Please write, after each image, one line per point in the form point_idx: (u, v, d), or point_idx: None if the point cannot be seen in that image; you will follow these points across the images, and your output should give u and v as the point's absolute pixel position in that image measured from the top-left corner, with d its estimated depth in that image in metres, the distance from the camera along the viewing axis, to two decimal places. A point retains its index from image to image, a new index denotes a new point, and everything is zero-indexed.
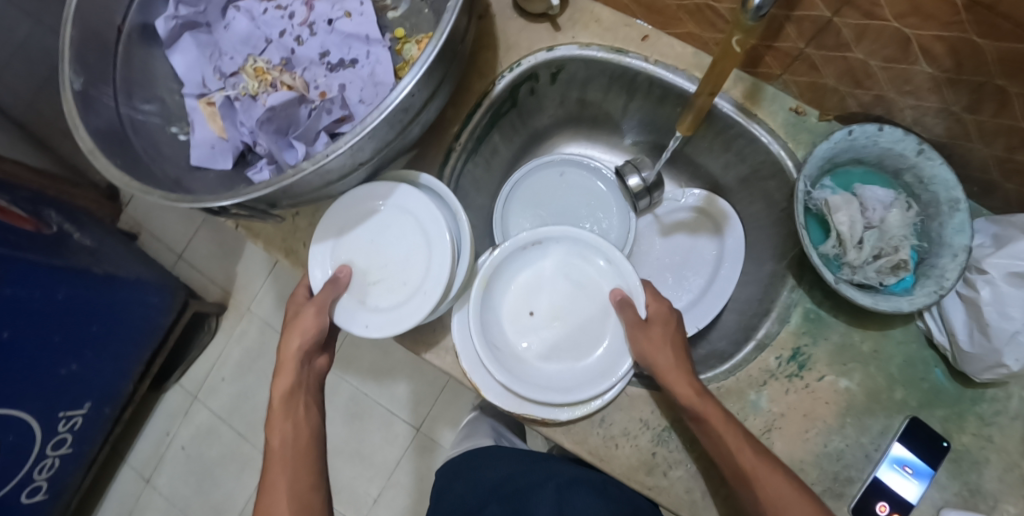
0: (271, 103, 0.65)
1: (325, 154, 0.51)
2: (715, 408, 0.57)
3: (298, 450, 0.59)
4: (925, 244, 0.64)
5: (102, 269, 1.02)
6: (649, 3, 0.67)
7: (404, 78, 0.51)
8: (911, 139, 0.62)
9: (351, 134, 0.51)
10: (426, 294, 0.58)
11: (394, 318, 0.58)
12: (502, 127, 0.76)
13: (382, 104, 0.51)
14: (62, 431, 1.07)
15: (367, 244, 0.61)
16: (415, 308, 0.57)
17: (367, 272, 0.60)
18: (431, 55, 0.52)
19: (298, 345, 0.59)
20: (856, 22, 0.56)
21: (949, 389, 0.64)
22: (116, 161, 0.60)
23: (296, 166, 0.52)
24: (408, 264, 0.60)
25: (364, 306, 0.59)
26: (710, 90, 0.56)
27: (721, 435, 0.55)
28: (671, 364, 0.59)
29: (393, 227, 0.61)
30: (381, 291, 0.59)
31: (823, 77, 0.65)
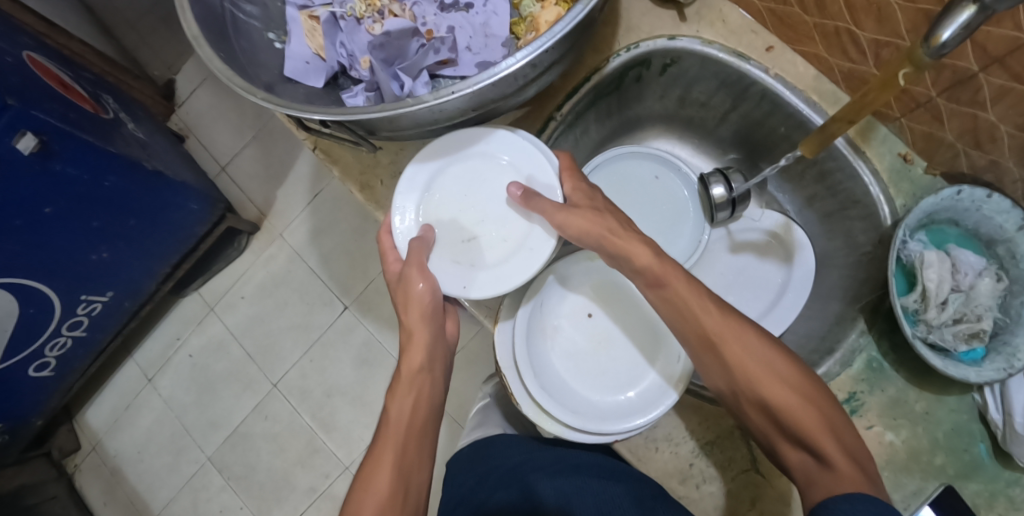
0: (387, 29, 0.64)
1: (451, 91, 0.49)
2: (765, 354, 0.51)
3: (409, 427, 0.55)
4: (1004, 318, 0.63)
5: (152, 164, 1.01)
6: (782, 12, 0.65)
7: (551, 31, 0.50)
8: (1016, 212, 0.61)
9: (483, 76, 0.50)
10: (530, 251, 0.57)
11: (497, 274, 0.57)
12: (600, 107, 0.73)
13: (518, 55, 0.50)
14: (80, 314, 1.06)
15: (459, 197, 0.60)
16: (516, 268, 0.57)
17: (463, 228, 0.59)
18: (579, 15, 0.51)
19: (420, 308, 0.57)
20: (1000, 82, 0.55)
21: (989, 466, 0.63)
22: (220, 54, 0.58)
23: (418, 95, 0.50)
24: (506, 221, 0.59)
25: (459, 266, 0.58)
26: (851, 118, 0.56)
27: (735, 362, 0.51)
28: (682, 287, 0.54)
29: (492, 180, 0.60)
30: (475, 248, 0.59)
31: (943, 130, 0.63)
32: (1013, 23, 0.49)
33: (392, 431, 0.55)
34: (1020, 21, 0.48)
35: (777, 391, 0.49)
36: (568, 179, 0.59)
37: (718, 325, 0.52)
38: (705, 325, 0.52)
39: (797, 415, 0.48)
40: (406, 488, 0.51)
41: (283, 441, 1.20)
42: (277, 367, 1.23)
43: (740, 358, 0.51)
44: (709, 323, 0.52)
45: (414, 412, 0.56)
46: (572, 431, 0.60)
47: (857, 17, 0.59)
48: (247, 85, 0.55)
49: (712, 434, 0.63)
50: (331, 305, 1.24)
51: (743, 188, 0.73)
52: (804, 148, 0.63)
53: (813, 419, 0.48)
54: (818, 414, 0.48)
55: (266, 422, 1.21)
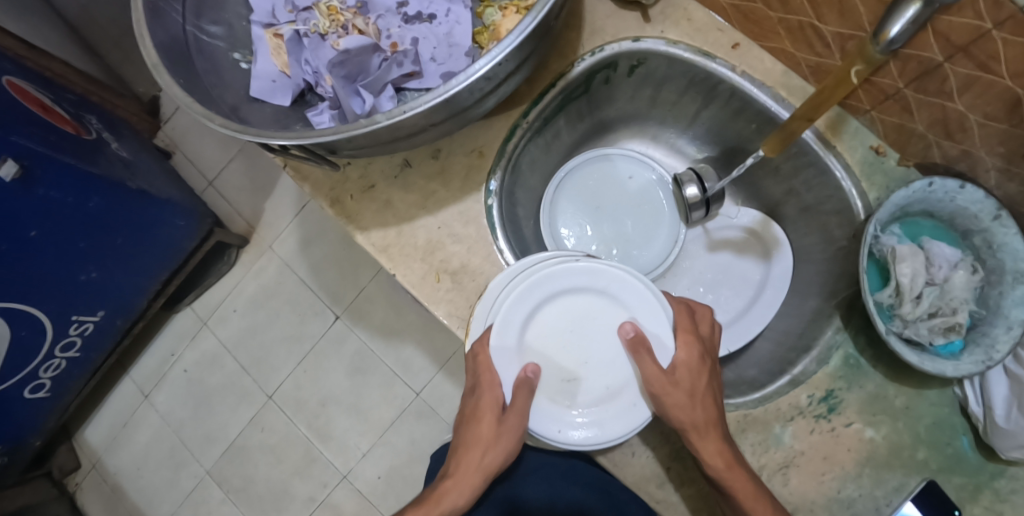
0: (345, 47, 0.64)
1: (403, 110, 0.49)
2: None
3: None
4: (982, 310, 0.62)
5: (136, 184, 1.01)
6: (747, 9, 0.64)
7: (501, 44, 0.49)
8: (990, 202, 0.60)
9: (433, 94, 0.49)
10: (636, 407, 0.59)
11: (620, 425, 0.59)
12: (570, 111, 0.73)
13: (469, 70, 0.49)
14: (72, 335, 1.07)
15: (565, 335, 0.61)
16: (618, 420, 0.59)
17: (562, 369, 0.61)
18: (530, 25, 0.50)
19: (492, 459, 0.57)
20: (966, 72, 0.54)
21: (972, 459, 0.63)
22: (179, 79, 0.58)
23: (370, 116, 0.49)
24: (612, 366, 0.61)
25: (556, 407, 0.59)
26: (808, 116, 0.55)
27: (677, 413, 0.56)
28: (708, 440, 0.55)
29: (605, 322, 0.61)
30: (580, 391, 0.60)
31: (913, 121, 0.63)
32: (975, 13, 0.48)
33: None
34: (980, 11, 0.48)
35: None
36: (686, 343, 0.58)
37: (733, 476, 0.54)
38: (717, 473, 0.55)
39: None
40: None
41: (279, 452, 1.21)
42: (271, 379, 1.24)
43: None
44: (736, 484, 0.54)
45: None
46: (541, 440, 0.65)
47: (820, 11, 0.59)
48: (205, 110, 0.55)
49: None
50: (322, 315, 1.25)
51: (717, 188, 0.73)
52: (765, 144, 0.62)
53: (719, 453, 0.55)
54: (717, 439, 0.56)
55: (263, 433, 1.22)
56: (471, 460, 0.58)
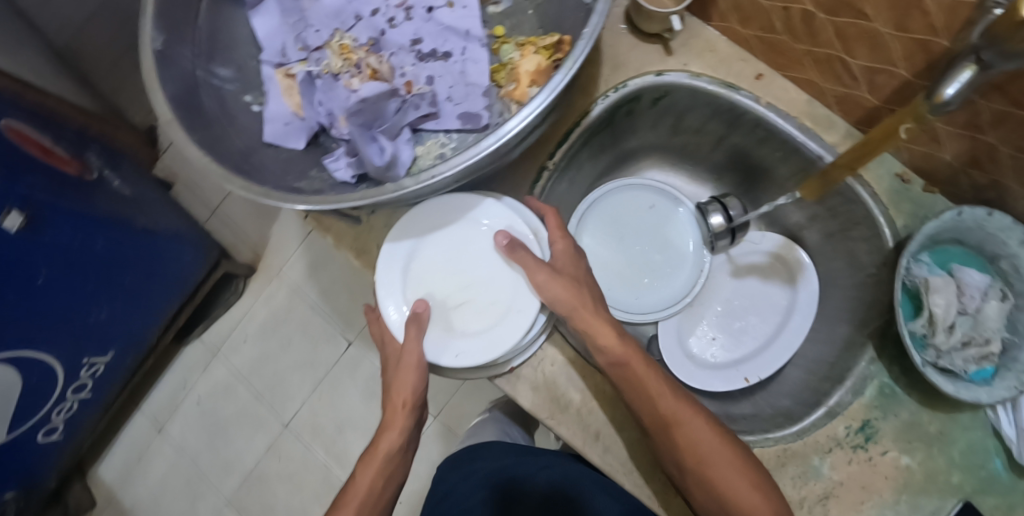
0: (362, 95, 0.62)
1: (434, 175, 0.50)
2: (679, 400, 0.53)
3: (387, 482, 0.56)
4: (1013, 336, 0.62)
5: (141, 222, 1.00)
6: (772, 41, 0.65)
7: (531, 102, 0.50)
8: (1018, 229, 0.60)
9: (462, 157, 0.50)
10: (524, 312, 0.53)
11: (476, 346, 0.53)
12: (592, 146, 0.72)
13: (499, 131, 0.50)
14: (84, 377, 1.04)
15: (438, 265, 0.57)
16: (512, 328, 0.53)
17: (449, 295, 0.56)
18: (559, 82, 0.50)
19: (407, 399, 0.54)
20: (1001, 107, 0.54)
21: (1005, 479, 0.64)
22: (197, 136, 0.57)
23: (400, 181, 0.51)
24: (496, 280, 0.55)
25: (452, 335, 0.54)
26: (846, 165, 0.60)
27: (647, 388, 0.53)
28: (591, 319, 0.53)
29: (475, 242, 0.56)
30: (467, 313, 0.55)
31: (941, 151, 0.63)
32: None
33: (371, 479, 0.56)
34: None
35: (696, 433, 0.52)
36: (559, 239, 0.55)
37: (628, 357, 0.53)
38: (609, 348, 0.53)
39: (715, 459, 0.51)
40: (384, 485, 0.56)
41: (299, 480, 1.20)
42: (287, 407, 1.23)
43: (662, 398, 0.53)
44: (634, 363, 0.53)
45: (393, 472, 0.57)
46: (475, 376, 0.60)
47: (849, 45, 0.59)
48: (226, 172, 0.55)
49: None
50: (335, 341, 1.23)
51: (739, 212, 0.75)
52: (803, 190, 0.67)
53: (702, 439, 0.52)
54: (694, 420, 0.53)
55: (280, 461, 1.21)
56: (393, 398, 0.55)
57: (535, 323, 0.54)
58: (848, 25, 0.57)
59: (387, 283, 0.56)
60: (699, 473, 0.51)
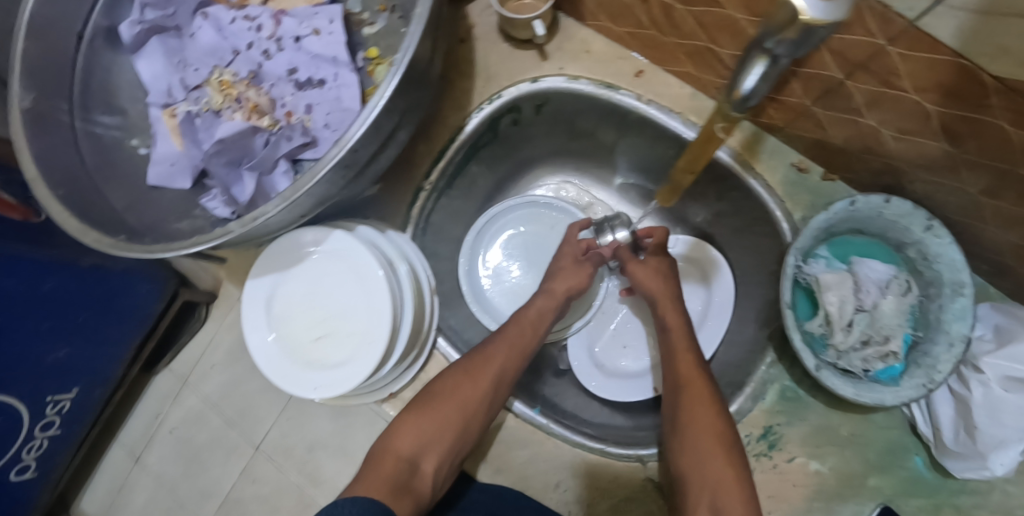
0: (219, 136, 0.64)
1: (255, 219, 0.50)
2: (710, 410, 0.56)
3: (466, 419, 0.57)
4: (920, 331, 0.59)
5: (90, 259, 0.94)
6: (643, 36, 0.62)
7: (348, 131, 0.49)
8: (919, 214, 0.56)
9: (281, 199, 0.50)
10: (373, 344, 0.54)
11: (331, 380, 0.54)
12: (482, 158, 0.72)
13: (314, 171, 0.50)
14: (50, 414, 1.06)
15: (296, 301, 0.58)
16: (361, 362, 0.54)
17: (308, 331, 0.57)
18: (370, 115, 0.49)
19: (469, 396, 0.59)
20: (870, 88, 0.50)
21: (929, 478, 0.59)
22: (59, 189, 0.58)
23: (228, 226, 0.51)
24: (349, 313, 0.56)
25: (312, 368, 0.56)
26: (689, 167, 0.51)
27: (688, 404, 0.58)
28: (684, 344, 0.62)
29: (327, 276, 0.57)
30: (326, 346, 0.56)
31: (830, 137, 0.59)
32: (865, 29, 0.45)
33: (421, 420, 0.57)
34: (870, 27, 0.44)
35: (701, 445, 0.54)
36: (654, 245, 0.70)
37: (695, 380, 0.59)
38: (680, 362, 0.61)
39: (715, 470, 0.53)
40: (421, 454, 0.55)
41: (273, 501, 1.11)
42: (257, 429, 1.16)
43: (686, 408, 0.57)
44: (686, 380, 0.59)
45: (424, 451, 0.55)
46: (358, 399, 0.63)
47: (712, 35, 0.55)
48: (80, 225, 0.57)
49: (626, 489, 0.60)
50: None
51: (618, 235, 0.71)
52: (658, 196, 0.65)
53: (709, 440, 0.54)
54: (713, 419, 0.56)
55: (253, 484, 1.13)
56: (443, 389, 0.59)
57: (388, 355, 0.55)
58: (704, 14, 0.53)
59: (253, 323, 0.58)
60: (700, 482, 0.53)
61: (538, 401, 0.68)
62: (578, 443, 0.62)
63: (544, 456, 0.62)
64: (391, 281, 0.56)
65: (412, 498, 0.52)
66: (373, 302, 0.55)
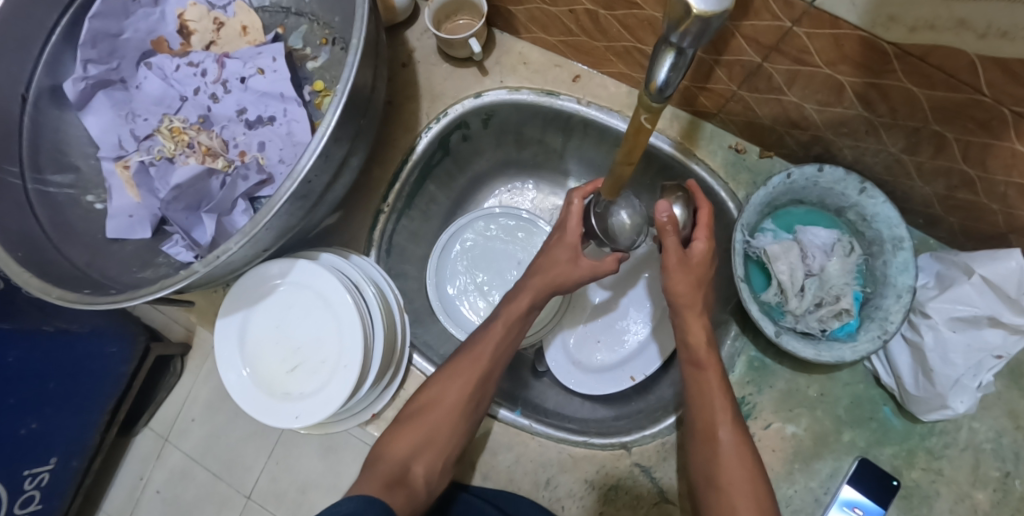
0: (175, 182, 0.65)
1: (217, 256, 0.51)
2: (747, 470, 0.54)
3: (450, 423, 0.58)
4: (870, 286, 0.63)
5: (53, 325, 0.92)
6: (574, 43, 0.65)
7: (301, 161, 0.51)
8: (852, 178, 0.60)
9: (241, 234, 0.51)
10: (348, 368, 0.54)
11: (309, 407, 0.55)
12: (436, 177, 0.74)
13: (270, 203, 0.51)
14: (29, 489, 1.02)
15: (268, 336, 0.58)
16: (338, 387, 0.54)
17: (281, 363, 0.58)
18: (320, 143, 0.51)
19: (438, 403, 0.58)
20: (786, 67, 0.54)
21: (898, 426, 0.62)
22: (18, 251, 0.59)
23: (191, 266, 0.52)
24: (322, 340, 0.57)
25: (290, 400, 0.56)
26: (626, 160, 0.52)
27: (725, 459, 0.54)
28: (695, 318, 0.60)
29: (295, 306, 0.58)
30: (301, 376, 0.57)
31: (759, 117, 0.63)
32: (771, 15, 0.48)
33: (415, 429, 0.58)
34: (774, 12, 0.48)
35: (740, 505, 0.52)
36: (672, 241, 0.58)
37: (736, 438, 0.55)
38: (696, 348, 0.59)
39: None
40: (409, 469, 0.56)
41: None
42: (246, 478, 1.12)
43: (719, 466, 0.54)
44: (724, 438, 0.55)
45: (412, 469, 0.56)
46: (342, 425, 0.64)
47: (638, 34, 0.58)
48: (43, 282, 0.57)
49: (614, 477, 0.61)
50: None
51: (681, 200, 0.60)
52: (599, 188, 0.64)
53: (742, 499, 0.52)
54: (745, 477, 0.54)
55: None
56: (427, 399, 0.59)
57: (364, 376, 0.55)
58: (626, 16, 0.56)
59: (226, 361, 0.58)
60: None
61: (519, 404, 0.69)
62: (562, 439, 0.63)
63: (529, 456, 0.63)
64: (361, 304, 0.56)
65: (409, 496, 0.54)
66: (343, 331, 0.56)
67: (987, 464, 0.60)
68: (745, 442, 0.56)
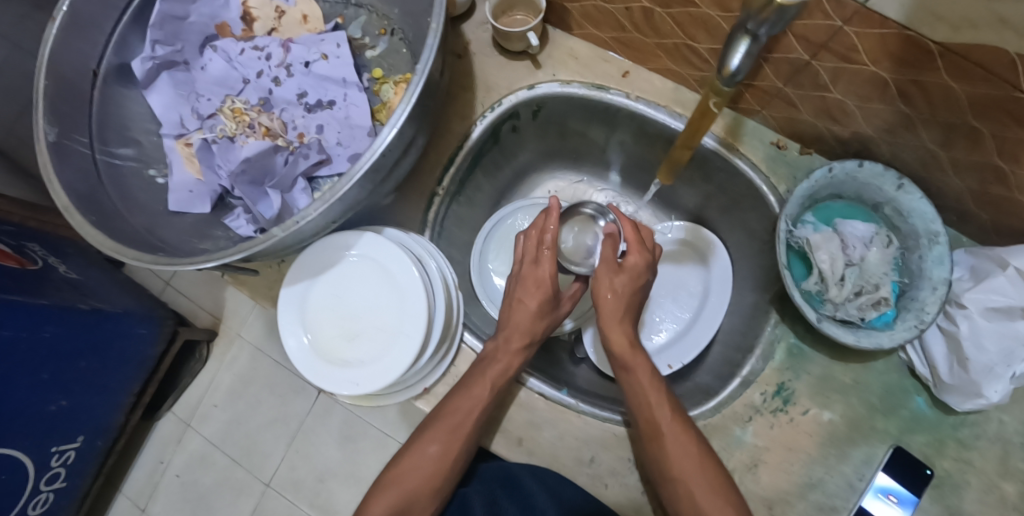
0: (244, 156, 0.67)
1: (296, 221, 0.53)
2: (697, 456, 0.57)
3: (431, 479, 0.60)
4: (905, 278, 0.65)
5: (89, 303, 0.92)
6: (626, 39, 0.68)
7: (381, 133, 0.54)
8: (890, 174, 0.63)
9: (320, 201, 0.54)
10: (411, 337, 0.56)
11: (370, 374, 0.56)
12: (484, 165, 0.76)
13: (350, 172, 0.53)
14: (56, 466, 1.02)
15: (328, 311, 0.60)
16: (401, 355, 0.56)
17: (341, 330, 0.59)
18: (399, 118, 0.54)
19: (421, 458, 0.61)
20: (833, 65, 0.57)
21: (930, 416, 0.64)
22: (91, 216, 0.60)
23: (268, 231, 0.53)
24: (383, 312, 0.59)
25: (349, 368, 0.58)
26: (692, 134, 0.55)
27: (670, 452, 0.57)
28: (615, 325, 0.65)
29: (358, 279, 0.60)
30: (361, 346, 0.58)
31: (801, 113, 0.66)
32: (823, 14, 0.51)
33: (396, 493, 0.60)
34: (827, 11, 0.51)
35: (694, 485, 0.56)
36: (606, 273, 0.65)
37: (676, 422, 0.59)
38: (621, 351, 0.65)
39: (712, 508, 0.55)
40: None
41: None
42: (265, 466, 1.16)
43: (665, 454, 0.57)
44: (666, 426, 0.58)
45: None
46: (391, 396, 0.65)
47: (689, 32, 0.61)
48: (116, 244, 0.58)
49: None
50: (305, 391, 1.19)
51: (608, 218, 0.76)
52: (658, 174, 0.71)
53: (699, 485, 0.56)
54: (695, 460, 0.57)
55: None
56: (412, 458, 0.61)
57: (425, 345, 0.57)
58: (680, 14, 0.59)
59: (286, 327, 0.60)
60: None
61: (563, 384, 0.71)
62: (607, 418, 0.65)
63: (573, 434, 0.64)
64: (423, 275, 0.59)
65: None
66: (402, 308, 0.58)
67: (1016, 456, 0.62)
68: (691, 428, 0.59)
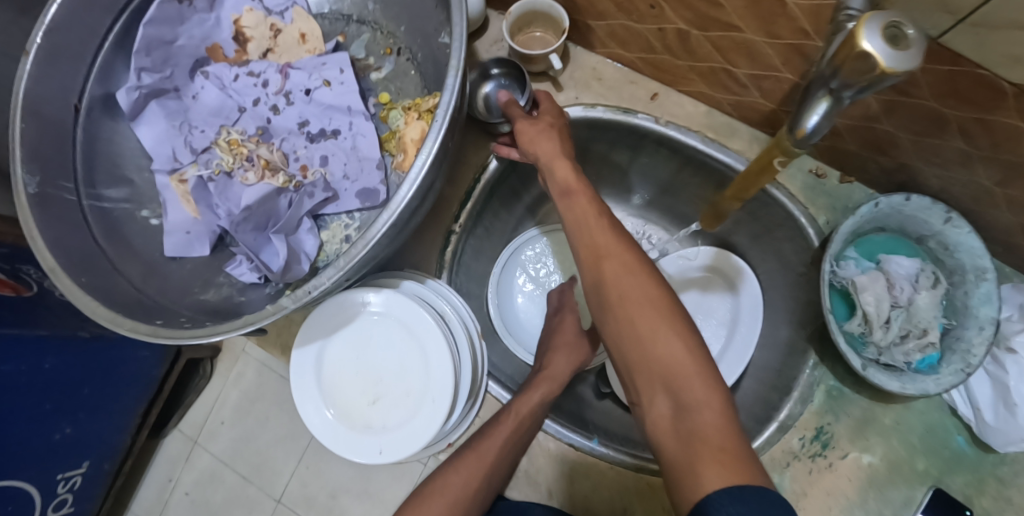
0: (245, 203, 0.62)
1: (307, 290, 0.49)
2: (652, 288, 0.45)
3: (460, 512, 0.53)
4: (952, 319, 0.61)
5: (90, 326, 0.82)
6: (656, 60, 0.63)
7: (398, 190, 0.49)
8: (938, 207, 0.58)
9: (334, 268, 0.50)
10: (437, 403, 0.53)
11: (395, 442, 0.53)
12: (501, 194, 0.72)
13: (367, 236, 0.49)
14: (62, 493, 0.89)
15: (348, 372, 0.56)
16: (426, 421, 0.53)
17: (363, 394, 0.56)
18: (418, 176, 0.49)
19: (446, 489, 0.54)
20: (887, 98, 0.53)
21: (972, 455, 0.62)
22: (81, 277, 0.56)
23: (277, 302, 0.50)
24: (407, 373, 0.55)
25: (372, 433, 0.54)
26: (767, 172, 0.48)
27: (614, 272, 0.47)
28: (553, 152, 0.56)
29: (378, 337, 0.56)
30: (384, 409, 0.55)
31: (846, 143, 0.62)
32: None
33: None
34: None
35: (644, 318, 0.44)
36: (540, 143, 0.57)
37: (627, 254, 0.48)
38: (559, 178, 0.55)
39: (667, 342, 0.42)
40: None
41: None
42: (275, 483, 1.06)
43: (622, 282, 0.46)
44: (616, 253, 0.48)
45: None
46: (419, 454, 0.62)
47: (729, 56, 0.56)
48: (111, 312, 0.54)
49: None
50: None
51: (494, 64, 0.65)
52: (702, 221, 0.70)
53: (648, 315, 0.44)
54: (654, 314, 0.44)
55: None
56: (436, 485, 0.55)
57: (452, 410, 0.54)
58: (722, 39, 0.54)
59: (303, 394, 0.56)
60: (691, 435, 0.38)
61: (592, 431, 0.68)
62: (639, 467, 0.62)
63: (606, 485, 0.62)
64: (446, 333, 0.55)
65: None
66: (426, 367, 0.55)
67: None
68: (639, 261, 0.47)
